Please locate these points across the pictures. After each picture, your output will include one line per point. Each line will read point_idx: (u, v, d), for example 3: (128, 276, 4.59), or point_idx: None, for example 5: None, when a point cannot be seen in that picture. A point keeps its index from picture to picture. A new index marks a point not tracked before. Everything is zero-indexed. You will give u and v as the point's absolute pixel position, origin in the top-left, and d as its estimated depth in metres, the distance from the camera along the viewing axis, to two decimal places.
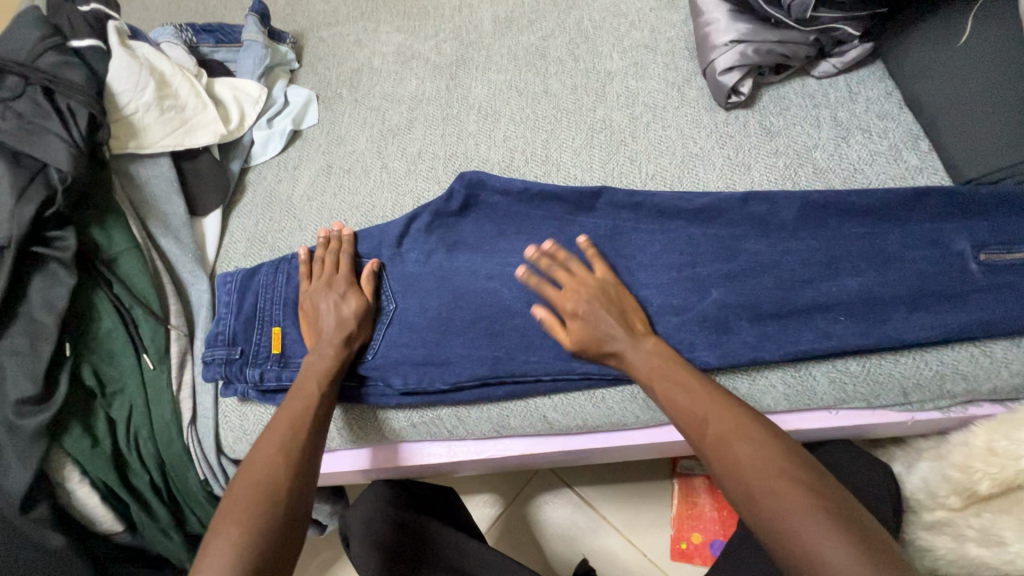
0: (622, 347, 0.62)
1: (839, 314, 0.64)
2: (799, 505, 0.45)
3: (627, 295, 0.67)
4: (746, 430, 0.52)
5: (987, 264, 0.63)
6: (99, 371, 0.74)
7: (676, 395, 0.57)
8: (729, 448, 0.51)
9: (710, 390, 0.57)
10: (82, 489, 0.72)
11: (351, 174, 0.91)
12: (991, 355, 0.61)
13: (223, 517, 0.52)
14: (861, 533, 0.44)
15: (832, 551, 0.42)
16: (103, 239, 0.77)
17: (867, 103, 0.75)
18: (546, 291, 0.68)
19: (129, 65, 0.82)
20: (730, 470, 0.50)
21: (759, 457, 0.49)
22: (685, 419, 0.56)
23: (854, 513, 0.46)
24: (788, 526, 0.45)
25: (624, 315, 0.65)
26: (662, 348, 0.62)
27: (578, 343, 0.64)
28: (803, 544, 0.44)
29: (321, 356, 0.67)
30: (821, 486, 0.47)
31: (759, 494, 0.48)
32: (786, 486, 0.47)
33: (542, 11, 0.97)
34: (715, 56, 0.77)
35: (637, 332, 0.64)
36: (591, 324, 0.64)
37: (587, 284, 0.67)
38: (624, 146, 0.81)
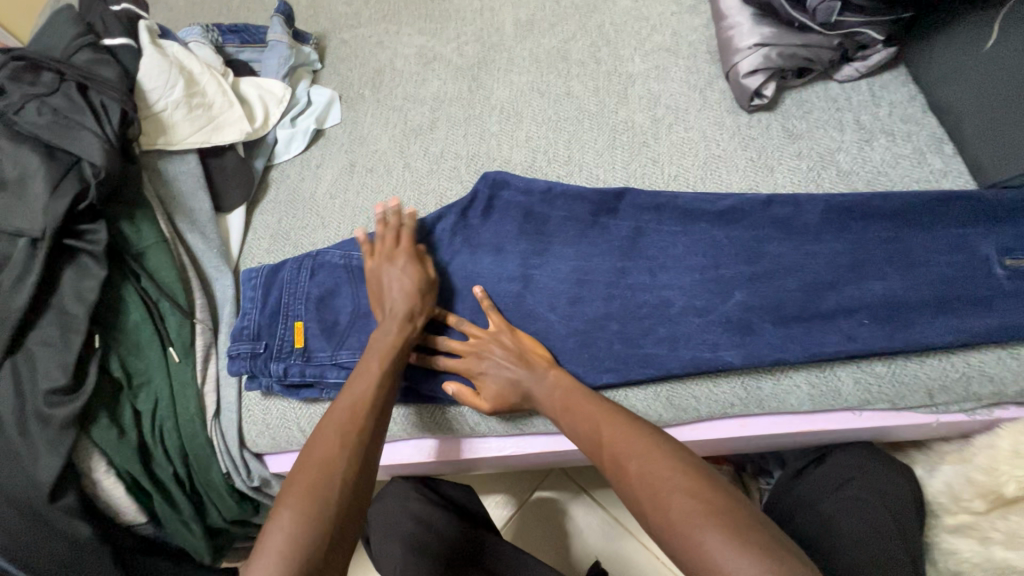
0: (529, 385, 0.65)
1: (863, 317, 0.64)
2: (683, 506, 0.44)
3: (523, 337, 0.70)
4: (638, 441, 0.52)
5: (1013, 269, 0.62)
6: (127, 363, 0.75)
7: (576, 419, 0.59)
8: (624, 460, 0.51)
9: (604, 407, 0.58)
10: (107, 480, 0.73)
11: (374, 174, 0.92)
12: (1019, 359, 0.61)
13: (283, 499, 0.52)
14: (745, 525, 0.42)
15: (713, 546, 0.41)
16: (132, 233, 0.79)
17: (891, 107, 0.75)
18: (446, 365, 0.70)
19: (160, 63, 0.83)
20: (626, 480, 0.50)
21: (650, 463, 0.49)
22: (587, 441, 0.57)
23: (739, 505, 0.44)
24: (679, 526, 0.44)
25: (525, 358, 0.67)
26: (563, 379, 0.64)
27: (493, 400, 0.67)
28: (693, 542, 0.42)
29: (386, 334, 0.67)
30: (709, 485, 0.46)
31: (651, 502, 0.47)
32: (672, 491, 0.46)
33: (564, 15, 0.98)
34: (739, 58, 0.78)
35: (536, 366, 0.67)
36: (496, 379, 0.67)
37: (482, 344, 0.69)
38: (646, 147, 0.82)
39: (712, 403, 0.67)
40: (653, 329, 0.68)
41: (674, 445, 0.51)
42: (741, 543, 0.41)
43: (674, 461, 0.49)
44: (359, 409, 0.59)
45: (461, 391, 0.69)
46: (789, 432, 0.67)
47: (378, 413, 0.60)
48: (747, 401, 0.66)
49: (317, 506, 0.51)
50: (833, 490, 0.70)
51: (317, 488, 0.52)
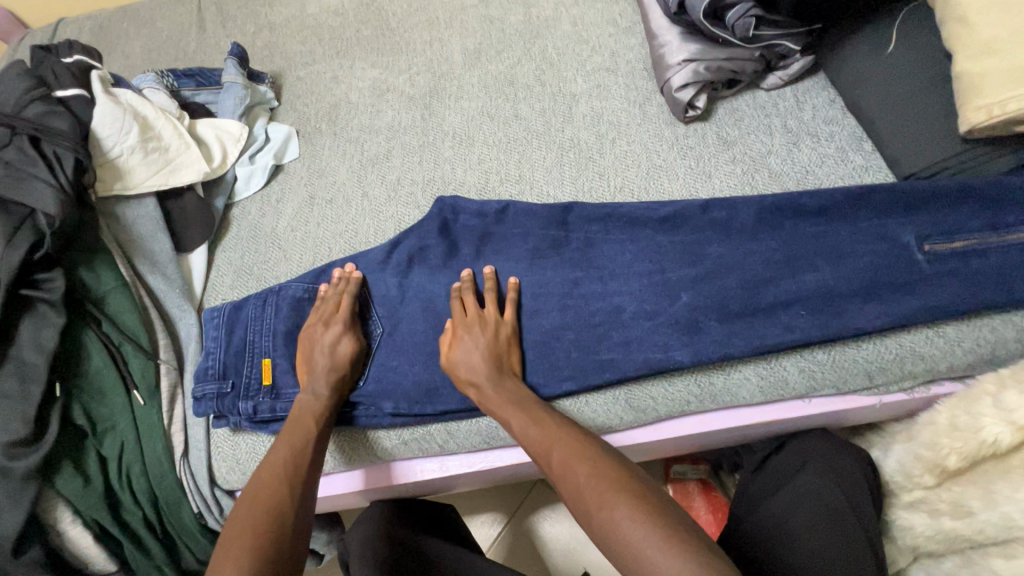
0: (485, 387, 0.67)
1: (800, 309, 0.67)
2: (627, 517, 0.49)
3: (515, 345, 0.72)
4: (587, 454, 0.56)
5: (932, 253, 0.66)
6: (90, 410, 0.75)
7: (529, 427, 0.62)
8: (570, 475, 0.55)
9: (556, 423, 0.62)
10: (73, 530, 0.72)
11: (334, 205, 0.94)
12: (945, 336, 0.65)
13: (230, 543, 0.55)
14: (681, 534, 0.47)
15: (654, 552, 0.47)
16: (91, 279, 0.79)
17: (813, 111, 0.80)
18: (455, 305, 0.73)
19: (114, 110, 0.85)
20: (574, 492, 0.54)
21: (594, 479, 0.53)
22: (538, 452, 0.60)
23: (668, 513, 0.49)
24: (624, 532, 0.49)
25: (500, 354, 0.69)
26: (516, 386, 0.68)
27: (452, 362, 0.70)
28: (632, 553, 0.48)
29: (317, 395, 0.71)
30: (651, 498, 0.51)
31: (597, 510, 0.51)
32: (616, 503, 0.51)
33: (509, 42, 1.03)
34: (671, 74, 0.82)
35: (504, 372, 0.69)
36: (469, 349, 0.69)
37: (485, 320, 0.71)
38: (592, 162, 0.86)
39: (669, 402, 0.69)
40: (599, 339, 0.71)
41: (616, 461, 0.55)
42: (674, 550, 0.46)
43: (615, 477, 0.53)
44: (302, 459, 0.64)
45: (449, 327, 0.73)
46: (746, 424, 0.70)
47: (316, 462, 0.65)
48: (702, 397, 0.69)
49: (268, 552, 0.54)
50: (793, 477, 0.73)
51: (271, 529, 0.56)
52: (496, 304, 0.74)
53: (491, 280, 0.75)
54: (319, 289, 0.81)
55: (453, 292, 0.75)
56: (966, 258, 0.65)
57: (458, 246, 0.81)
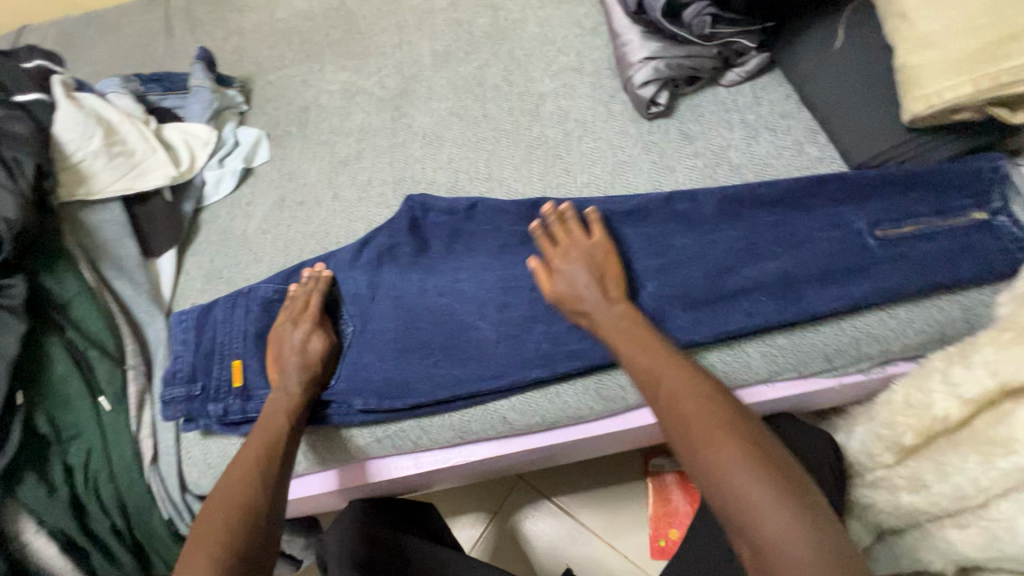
0: (596, 312, 0.65)
1: (761, 295, 0.69)
2: (733, 458, 0.48)
3: (613, 259, 0.70)
4: (695, 387, 0.54)
5: (883, 238, 0.69)
6: (54, 418, 0.74)
7: (638, 353, 0.60)
8: (676, 405, 0.53)
9: (670, 351, 0.58)
10: (39, 540, 0.72)
11: (305, 206, 0.94)
12: (896, 317, 0.67)
13: (200, 541, 0.54)
14: (789, 487, 0.46)
15: (758, 496, 0.46)
16: (55, 285, 0.79)
17: (771, 105, 0.83)
18: (541, 241, 0.73)
19: (76, 116, 0.84)
20: (680, 422, 0.52)
21: (705, 414, 0.51)
22: (643, 377, 0.58)
23: (781, 462, 0.48)
24: (726, 473, 0.48)
25: (602, 274, 0.68)
26: (627, 311, 0.65)
27: (559, 294, 0.69)
28: (733, 491, 0.47)
29: (288, 391, 0.70)
30: (762, 445, 0.49)
31: (702, 445, 0.50)
32: (723, 443, 0.49)
33: (477, 43, 1.04)
34: (633, 71, 0.84)
35: (610, 296, 0.66)
36: (568, 277, 0.69)
37: (577, 242, 0.71)
38: (559, 159, 0.87)
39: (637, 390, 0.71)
40: (671, 272, 0.72)
41: (730, 400, 0.53)
42: (782, 497, 0.45)
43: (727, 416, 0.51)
44: (275, 454, 0.64)
45: (540, 266, 0.71)
46: None
47: (288, 457, 0.65)
48: None
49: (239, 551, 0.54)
50: None
51: (243, 525, 0.56)
52: (583, 229, 0.73)
53: (570, 209, 0.75)
54: (288, 290, 0.82)
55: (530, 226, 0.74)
56: (914, 242, 0.68)
57: (429, 243, 0.82)
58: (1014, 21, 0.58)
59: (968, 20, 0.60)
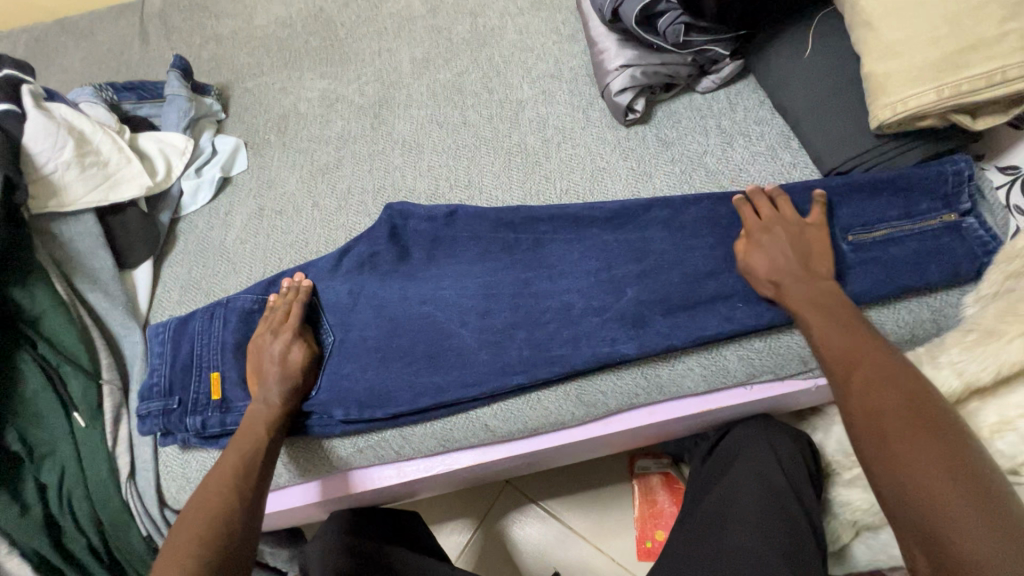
0: (789, 284, 0.64)
1: (737, 300, 0.70)
2: (928, 456, 0.46)
3: (823, 245, 0.67)
4: (893, 380, 0.52)
5: (855, 243, 0.70)
6: (26, 436, 0.74)
7: (835, 337, 0.58)
8: (869, 398, 0.51)
9: (877, 342, 0.56)
10: (12, 562, 0.70)
11: (284, 215, 0.94)
12: (869, 319, 0.69)
13: (174, 552, 0.54)
14: (992, 503, 0.43)
15: (948, 496, 0.43)
16: (25, 299, 0.77)
17: (745, 112, 0.84)
18: (748, 212, 0.71)
19: (45, 126, 0.82)
20: (868, 410, 0.51)
21: (900, 414, 0.49)
22: (835, 360, 0.57)
23: (988, 473, 0.45)
24: (912, 468, 0.46)
25: (807, 259, 0.66)
26: (831, 289, 0.63)
27: (751, 268, 0.68)
28: (917, 487, 0.45)
29: (267, 403, 0.70)
30: (966, 454, 0.46)
31: (887, 436, 0.48)
32: (918, 439, 0.47)
33: (456, 50, 1.04)
34: (610, 79, 0.85)
35: (813, 271, 0.65)
36: (768, 255, 0.67)
37: (782, 218, 0.69)
38: (539, 166, 0.88)
39: (618, 395, 0.71)
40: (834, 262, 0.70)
41: (938, 403, 0.50)
42: (979, 506, 0.43)
43: (929, 421, 0.48)
44: (254, 465, 0.63)
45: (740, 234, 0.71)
46: (691, 412, 0.73)
47: (267, 469, 0.65)
48: (649, 388, 0.71)
49: (214, 561, 0.53)
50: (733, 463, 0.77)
51: (218, 536, 0.55)
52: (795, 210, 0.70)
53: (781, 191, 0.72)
54: (268, 300, 0.81)
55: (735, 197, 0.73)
56: (884, 245, 0.70)
57: (410, 251, 0.82)
58: (974, 30, 0.60)
59: (930, 30, 0.61)
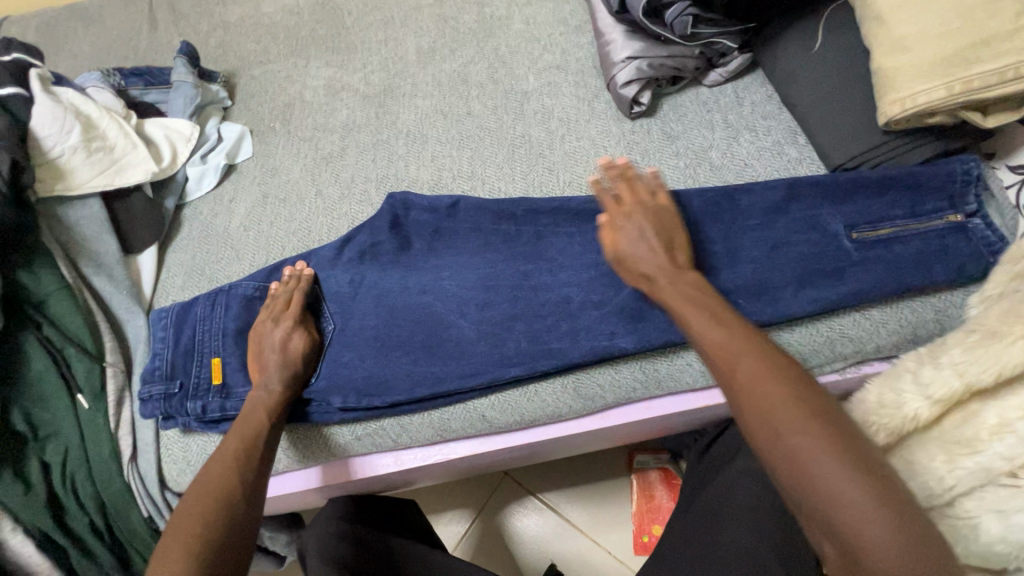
0: (661, 281, 0.61)
1: (738, 297, 0.70)
2: (824, 452, 0.44)
3: (677, 227, 0.67)
4: (774, 370, 0.49)
5: (859, 241, 0.69)
6: (31, 416, 0.74)
7: (710, 329, 0.54)
8: (756, 394, 0.48)
9: (747, 327, 0.53)
10: (15, 539, 0.71)
11: (287, 203, 0.94)
12: (871, 318, 0.68)
13: (176, 533, 0.54)
14: (883, 486, 0.43)
15: (851, 492, 0.42)
16: (31, 282, 0.78)
17: (752, 106, 0.83)
18: (608, 199, 0.70)
19: (53, 111, 0.83)
20: (756, 408, 0.48)
21: (788, 408, 0.46)
22: (716, 354, 0.52)
23: (871, 452, 0.45)
24: (811, 467, 0.44)
25: (669, 240, 0.65)
26: (695, 280, 0.60)
27: (621, 256, 0.67)
28: (824, 489, 0.43)
29: (267, 389, 0.70)
30: (853, 438, 0.45)
31: (780, 435, 0.46)
32: (810, 433, 0.45)
33: (463, 40, 1.04)
34: (616, 71, 0.84)
35: (677, 261, 0.63)
36: (634, 242, 0.65)
37: (642, 206, 0.68)
38: (542, 158, 0.87)
39: (615, 389, 0.71)
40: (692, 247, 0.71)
41: (815, 386, 0.48)
42: (876, 495, 0.42)
43: (818, 410, 0.46)
44: (255, 449, 0.64)
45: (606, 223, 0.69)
46: (688, 407, 0.73)
47: (268, 453, 0.65)
48: (647, 383, 0.71)
49: (217, 542, 0.54)
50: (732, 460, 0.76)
51: (220, 518, 0.56)
52: (649, 192, 0.70)
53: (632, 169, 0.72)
54: (270, 288, 0.81)
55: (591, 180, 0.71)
56: (890, 244, 0.69)
57: (411, 241, 0.82)
58: (987, 25, 0.58)
59: (942, 24, 0.60)
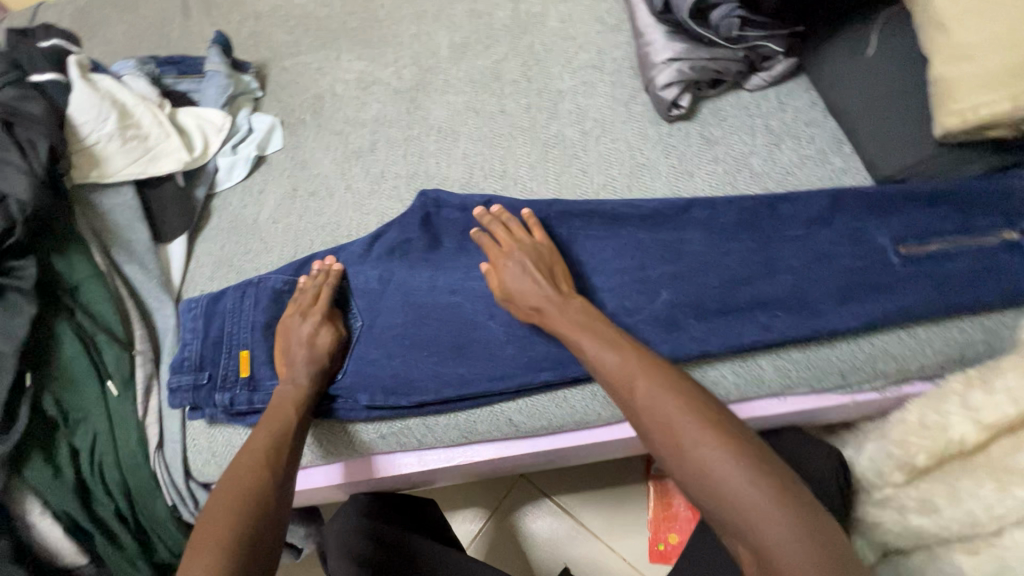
0: (550, 311, 0.66)
1: (776, 309, 0.68)
2: (720, 460, 0.47)
3: (557, 259, 0.71)
4: (669, 388, 0.53)
5: (906, 256, 0.67)
6: (61, 401, 0.74)
7: (607, 357, 0.59)
8: (656, 412, 0.52)
9: (641, 352, 0.58)
10: (43, 522, 0.72)
11: (317, 197, 0.94)
12: (916, 337, 0.66)
13: (209, 527, 0.54)
14: (781, 485, 0.45)
15: (750, 494, 0.45)
16: (65, 268, 0.78)
17: (795, 112, 0.81)
18: (486, 243, 0.74)
19: (91, 97, 0.83)
20: (659, 426, 0.51)
21: (685, 421, 0.50)
22: (617, 380, 0.57)
23: (767, 454, 0.48)
24: (713, 474, 0.47)
25: (550, 272, 0.69)
26: (584, 307, 0.65)
27: (508, 293, 0.70)
28: (726, 494, 0.46)
29: (295, 384, 0.70)
30: (749, 442, 0.48)
31: (681, 448, 0.49)
32: (708, 444, 0.48)
33: (496, 37, 1.02)
34: (655, 72, 0.82)
35: (563, 289, 0.68)
36: (517, 280, 0.69)
37: (520, 243, 0.72)
38: (576, 159, 0.86)
39: None
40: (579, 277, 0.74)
41: (708, 398, 0.52)
42: (774, 495, 0.44)
43: (712, 419, 0.50)
44: (284, 444, 0.64)
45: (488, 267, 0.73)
46: None
47: (296, 448, 0.65)
48: None
49: (248, 537, 0.54)
50: None
51: (252, 513, 0.56)
52: (524, 230, 0.74)
53: (505, 212, 0.76)
54: (298, 282, 0.81)
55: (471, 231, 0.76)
56: (938, 260, 0.66)
57: (440, 239, 0.81)
58: None
59: (1007, 32, 0.57)
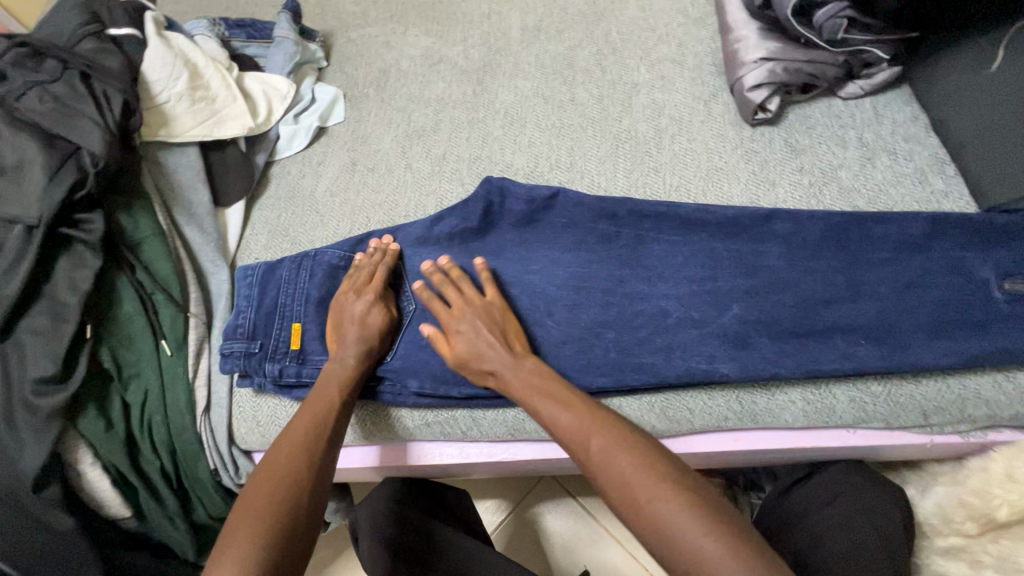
0: (503, 373, 0.63)
1: (859, 337, 0.63)
2: (676, 517, 0.46)
3: (511, 319, 0.69)
4: (623, 443, 0.52)
5: (1012, 294, 0.62)
6: (118, 355, 0.75)
7: (559, 414, 0.57)
8: (612, 470, 0.51)
9: (594, 408, 0.57)
10: (92, 472, 0.73)
11: (376, 173, 0.92)
12: (1014, 382, 0.61)
13: (243, 517, 0.53)
14: (735, 535, 0.45)
15: (707, 549, 0.44)
16: (129, 224, 0.78)
17: (893, 126, 0.75)
18: (436, 304, 0.70)
19: (164, 55, 0.83)
20: (616, 487, 0.50)
21: (641, 478, 0.49)
22: (572, 440, 0.55)
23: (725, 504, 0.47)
24: (671, 533, 0.45)
25: (503, 336, 0.67)
26: (535, 367, 0.63)
27: (460, 358, 0.66)
28: (686, 553, 0.44)
29: (343, 363, 0.69)
30: (704, 496, 0.48)
31: (638, 506, 0.48)
32: (664, 501, 0.47)
33: (571, 21, 0.98)
34: (744, 71, 0.77)
35: (514, 350, 0.65)
36: (468, 343, 0.66)
37: (469, 304, 0.69)
38: (648, 156, 0.82)
39: (706, 415, 0.66)
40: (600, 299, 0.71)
41: (662, 452, 0.52)
42: (732, 548, 0.44)
43: (665, 473, 0.49)
44: (325, 428, 0.63)
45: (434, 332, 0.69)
46: (782, 448, 0.67)
47: (336, 432, 0.64)
48: (741, 414, 0.66)
49: (281, 530, 0.52)
50: (816, 510, 0.71)
51: (286, 502, 0.55)
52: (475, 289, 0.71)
53: (454, 268, 0.73)
54: (355, 259, 0.80)
55: (416, 287, 0.72)
56: None
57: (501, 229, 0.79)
58: None
59: None
